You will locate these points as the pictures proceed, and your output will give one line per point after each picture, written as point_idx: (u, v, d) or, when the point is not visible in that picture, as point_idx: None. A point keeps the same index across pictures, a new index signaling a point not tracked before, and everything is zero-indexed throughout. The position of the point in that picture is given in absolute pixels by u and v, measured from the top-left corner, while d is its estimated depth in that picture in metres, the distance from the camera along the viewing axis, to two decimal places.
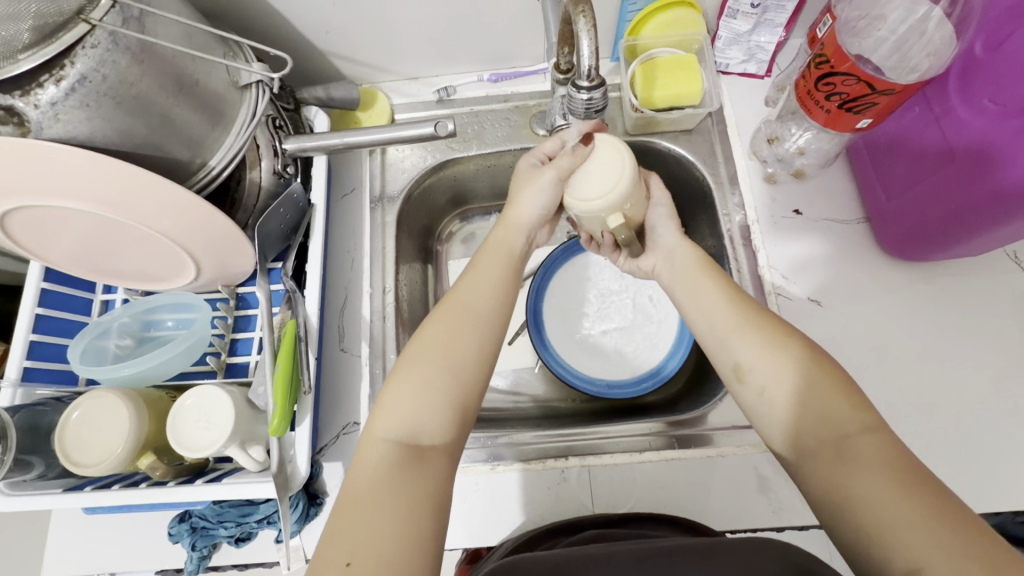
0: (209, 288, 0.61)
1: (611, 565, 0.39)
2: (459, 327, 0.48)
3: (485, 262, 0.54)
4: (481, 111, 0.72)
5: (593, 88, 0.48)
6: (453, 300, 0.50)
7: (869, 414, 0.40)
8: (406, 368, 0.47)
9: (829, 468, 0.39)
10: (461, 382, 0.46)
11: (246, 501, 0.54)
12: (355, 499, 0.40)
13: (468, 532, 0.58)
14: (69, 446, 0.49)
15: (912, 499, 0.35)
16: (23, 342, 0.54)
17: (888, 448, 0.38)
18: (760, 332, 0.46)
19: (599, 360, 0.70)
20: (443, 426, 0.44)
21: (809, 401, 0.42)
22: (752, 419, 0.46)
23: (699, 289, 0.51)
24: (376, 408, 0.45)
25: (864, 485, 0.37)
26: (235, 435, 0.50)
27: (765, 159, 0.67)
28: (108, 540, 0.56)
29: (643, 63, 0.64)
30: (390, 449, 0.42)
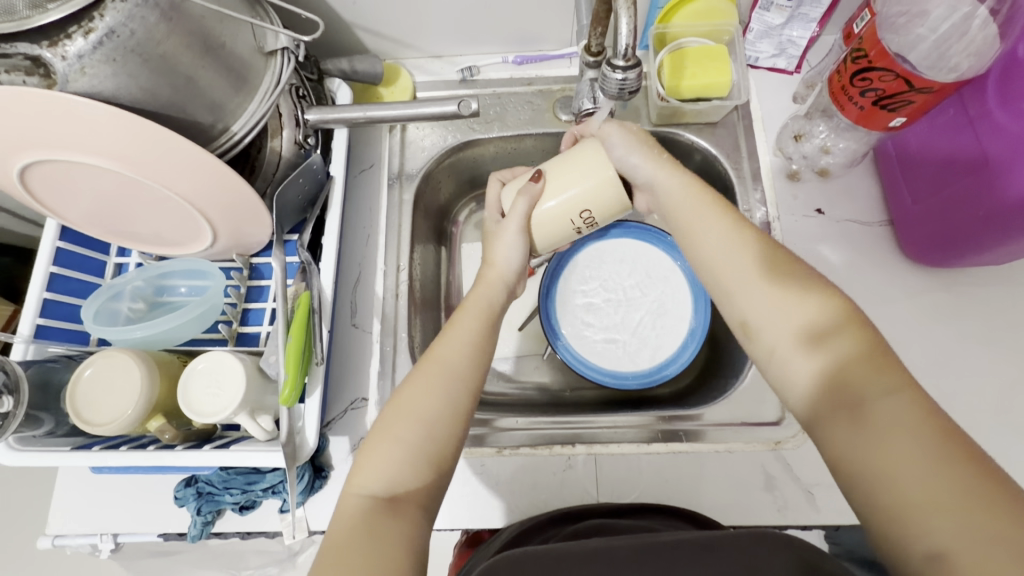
0: (224, 256, 0.61)
1: (612, 561, 0.39)
2: (434, 380, 0.48)
3: (463, 317, 0.54)
4: (504, 93, 0.71)
5: (629, 68, 0.47)
6: (433, 357, 0.50)
7: (900, 377, 0.39)
8: (381, 425, 0.47)
9: (842, 426, 0.39)
10: (437, 438, 0.46)
11: (252, 469, 0.54)
12: (329, 549, 0.39)
13: (471, 514, 0.58)
14: (81, 404, 0.49)
15: (935, 462, 0.34)
16: (36, 300, 0.55)
17: (914, 415, 0.36)
18: (782, 289, 0.45)
19: (620, 348, 0.70)
20: (416, 476, 0.44)
21: (831, 361, 0.41)
22: (773, 377, 0.46)
23: (701, 244, 0.51)
24: (354, 467, 0.45)
25: (886, 456, 0.36)
26: (244, 404, 0.51)
27: (790, 156, 0.66)
28: (112, 502, 0.57)
29: (672, 52, 0.63)
30: (364, 505, 0.42)
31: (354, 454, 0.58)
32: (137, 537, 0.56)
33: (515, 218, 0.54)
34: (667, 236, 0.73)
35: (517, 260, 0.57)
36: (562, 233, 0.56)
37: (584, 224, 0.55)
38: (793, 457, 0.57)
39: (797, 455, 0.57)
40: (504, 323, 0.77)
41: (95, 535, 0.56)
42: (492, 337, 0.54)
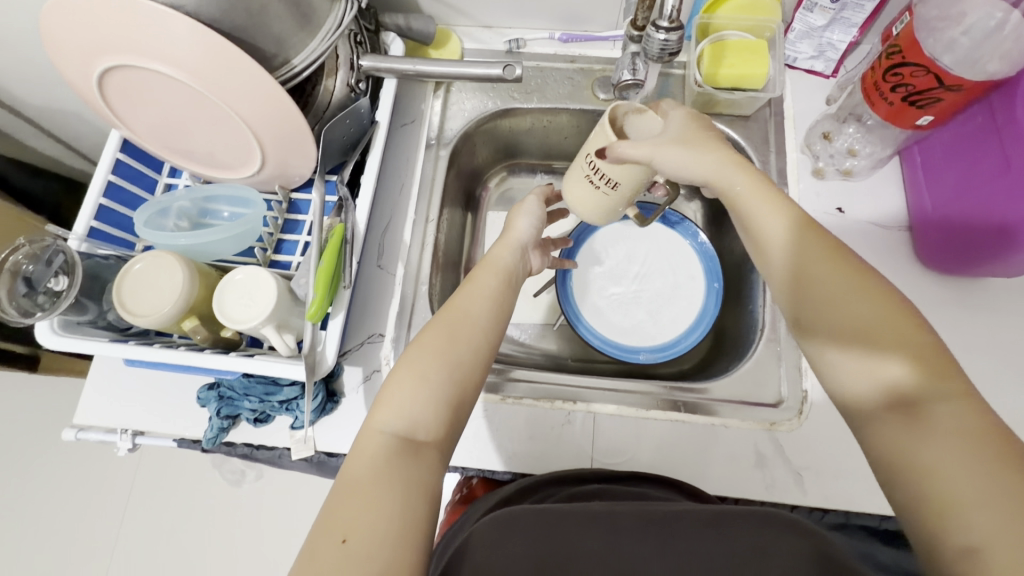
0: (267, 187, 0.65)
1: (618, 524, 0.43)
2: (462, 331, 0.50)
3: (483, 273, 0.56)
4: (547, 67, 0.74)
5: (671, 30, 0.50)
6: (454, 307, 0.52)
7: (955, 383, 0.40)
8: (405, 365, 0.48)
9: (893, 425, 0.41)
10: (456, 381, 0.48)
11: (272, 380, 0.57)
12: (348, 487, 0.41)
13: (469, 454, 0.60)
14: (125, 295, 0.52)
15: (990, 468, 0.36)
16: (92, 203, 0.59)
17: (968, 421, 0.38)
18: (839, 282, 0.46)
19: (627, 322, 0.72)
20: (439, 425, 0.46)
21: (885, 360, 0.42)
22: (822, 370, 0.47)
23: (761, 232, 0.51)
24: (376, 405, 0.46)
25: (934, 459, 0.38)
26: (272, 317, 0.54)
27: (817, 154, 0.68)
28: (134, 403, 0.60)
29: (713, 42, 0.66)
30: (388, 443, 0.44)
31: (365, 384, 0.61)
32: (155, 439, 0.60)
33: (534, 198, 0.65)
34: (686, 221, 0.75)
35: (530, 228, 0.62)
36: (584, 191, 0.55)
37: (602, 184, 0.53)
38: (786, 440, 0.59)
39: (791, 437, 0.59)
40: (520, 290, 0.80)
41: (116, 433, 0.60)
42: (507, 297, 0.56)
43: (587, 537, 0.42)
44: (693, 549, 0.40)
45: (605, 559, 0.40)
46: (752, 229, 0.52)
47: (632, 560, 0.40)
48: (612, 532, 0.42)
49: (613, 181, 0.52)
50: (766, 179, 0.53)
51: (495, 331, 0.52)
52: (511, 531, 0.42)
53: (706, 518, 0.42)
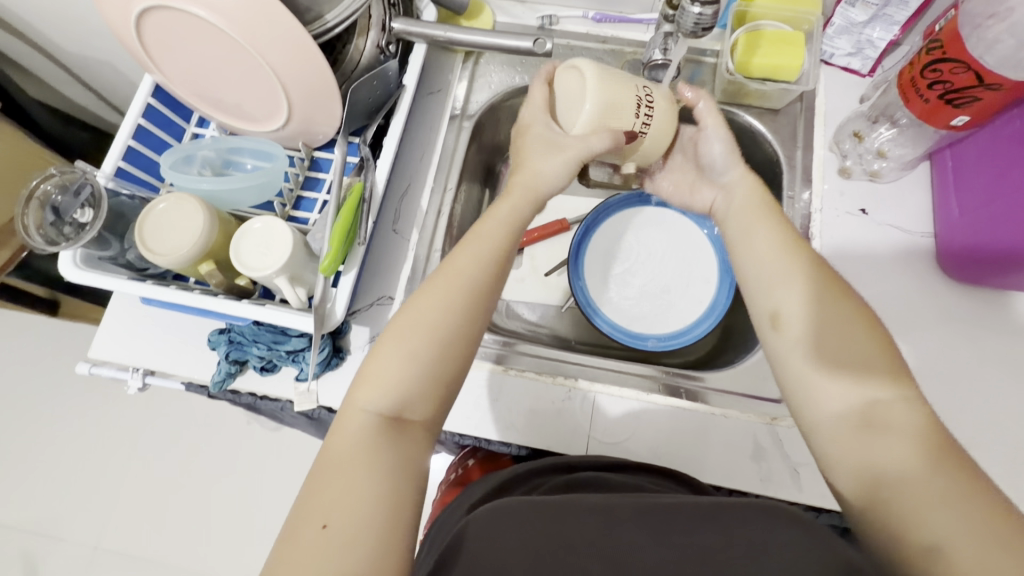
0: (291, 143, 0.66)
1: (612, 516, 0.42)
2: (445, 295, 0.48)
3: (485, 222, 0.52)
4: (577, 47, 0.74)
5: (707, 3, 0.49)
6: (443, 270, 0.49)
7: (913, 392, 0.41)
8: (389, 337, 0.47)
9: (854, 437, 0.40)
10: (445, 361, 0.46)
11: (281, 330, 0.58)
12: (329, 465, 0.42)
13: (468, 421, 0.61)
14: (147, 235, 0.53)
15: (944, 469, 0.36)
16: (121, 145, 0.60)
17: (922, 424, 0.39)
18: (808, 284, 0.46)
19: (639, 311, 0.72)
20: (426, 406, 0.46)
21: (847, 365, 0.42)
22: (780, 377, 0.46)
23: (748, 235, 0.51)
24: (360, 380, 0.46)
25: (894, 462, 0.38)
26: (286, 268, 0.55)
27: (845, 153, 0.66)
28: (147, 343, 0.62)
29: (748, 31, 0.65)
30: (370, 421, 0.44)
31: (370, 344, 0.62)
32: (163, 380, 0.63)
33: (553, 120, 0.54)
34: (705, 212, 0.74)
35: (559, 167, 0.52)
36: (621, 93, 0.51)
37: (643, 115, 0.53)
38: (786, 435, 0.58)
39: (792, 433, 0.58)
40: (532, 269, 0.80)
41: (128, 371, 0.62)
42: (506, 257, 0.51)
43: (584, 525, 0.41)
44: (692, 539, 0.39)
45: (603, 550, 0.39)
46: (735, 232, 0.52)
47: (631, 553, 0.39)
48: (607, 524, 0.42)
49: (649, 123, 0.53)
50: (761, 183, 0.54)
51: (489, 290, 0.49)
52: (503, 519, 0.42)
53: (704, 507, 0.42)
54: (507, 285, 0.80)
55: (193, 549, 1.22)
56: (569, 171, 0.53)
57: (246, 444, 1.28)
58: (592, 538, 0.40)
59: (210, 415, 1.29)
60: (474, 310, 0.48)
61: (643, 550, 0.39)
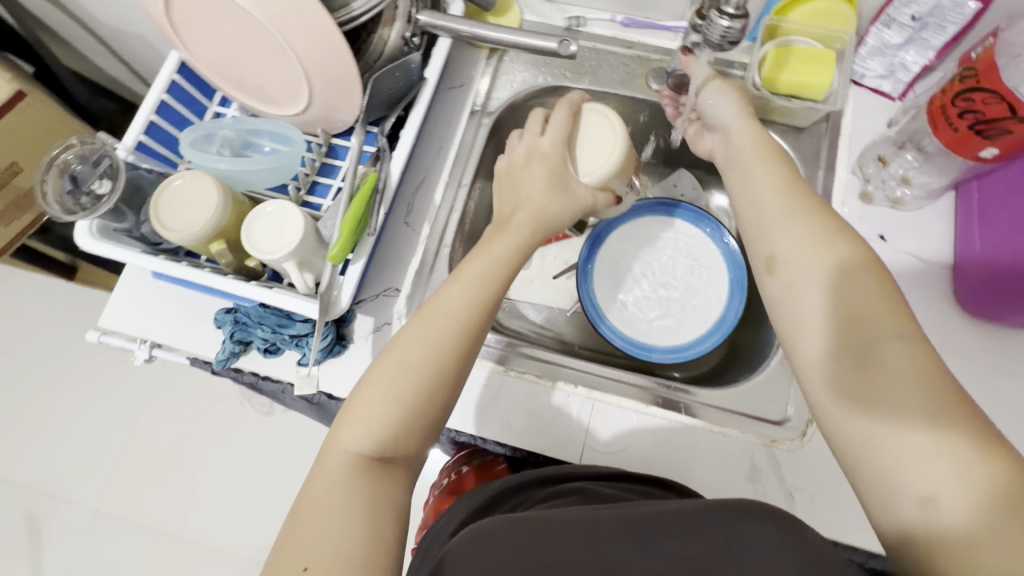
0: (310, 128, 0.66)
1: (597, 531, 0.42)
2: (460, 280, 0.52)
3: (516, 221, 0.56)
4: (603, 50, 0.73)
5: (736, 18, 0.49)
6: (430, 310, 0.51)
7: (907, 327, 0.43)
8: (374, 379, 0.48)
9: (844, 368, 0.44)
10: (426, 402, 0.48)
11: (286, 315, 0.58)
12: (310, 505, 0.44)
13: (465, 418, 0.61)
14: (163, 212, 0.54)
15: (931, 398, 0.40)
16: (144, 120, 0.61)
17: (915, 358, 0.42)
18: (810, 228, 0.49)
19: (646, 322, 0.71)
20: (409, 446, 0.48)
21: (847, 304, 0.45)
22: (780, 317, 0.50)
23: (755, 186, 0.55)
24: (341, 422, 0.47)
25: (885, 390, 0.41)
26: (295, 253, 0.55)
27: (868, 177, 0.65)
28: (156, 317, 0.63)
29: (778, 46, 0.64)
30: (350, 463, 0.45)
31: (374, 335, 0.62)
32: (170, 354, 0.64)
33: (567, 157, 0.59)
34: (721, 227, 0.73)
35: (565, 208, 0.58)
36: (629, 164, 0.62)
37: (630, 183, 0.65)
38: (784, 459, 0.57)
39: (789, 457, 0.57)
40: (540, 271, 0.80)
41: (136, 342, 0.63)
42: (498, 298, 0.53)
43: (572, 543, 0.42)
44: (679, 551, 0.39)
45: (588, 566, 0.40)
46: (746, 178, 0.56)
47: (615, 564, 0.40)
48: (592, 541, 0.42)
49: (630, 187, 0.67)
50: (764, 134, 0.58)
51: (474, 337, 0.51)
52: (492, 539, 0.43)
53: (697, 510, 0.42)
54: (516, 285, 0.79)
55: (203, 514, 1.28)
56: (569, 208, 0.58)
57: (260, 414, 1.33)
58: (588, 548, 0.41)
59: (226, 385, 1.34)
60: (456, 351, 0.49)
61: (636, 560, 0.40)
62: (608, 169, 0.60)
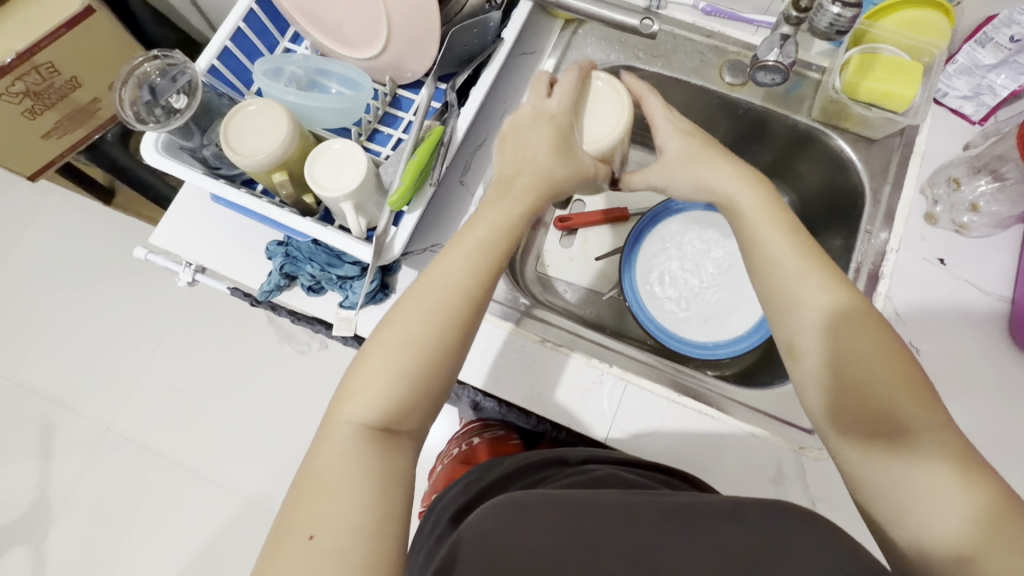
0: (379, 75, 0.66)
1: (634, 514, 0.44)
2: (452, 251, 0.50)
3: (522, 182, 0.52)
4: (681, 36, 0.71)
5: None
6: (432, 279, 0.49)
7: (935, 410, 0.42)
8: (378, 348, 0.47)
9: (879, 451, 0.42)
10: (431, 378, 0.47)
11: (336, 255, 0.60)
12: (313, 476, 0.42)
13: (497, 381, 0.62)
14: (232, 134, 0.54)
15: (970, 489, 0.38)
16: (218, 45, 0.61)
17: (951, 446, 0.40)
18: (834, 303, 0.46)
19: (685, 316, 0.71)
20: (414, 419, 0.46)
21: (878, 387, 0.43)
22: (804, 390, 0.48)
23: (763, 253, 0.50)
24: (343, 393, 0.46)
25: (921, 480, 0.39)
26: (354, 194, 0.55)
27: (936, 198, 0.63)
28: (205, 241, 0.63)
29: (864, 52, 0.62)
30: (355, 432, 0.44)
31: None
32: (212, 281, 0.67)
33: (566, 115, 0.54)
34: None
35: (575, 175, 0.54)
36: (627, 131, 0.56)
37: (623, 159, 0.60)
38: (812, 467, 0.57)
39: (817, 466, 0.57)
40: (583, 252, 0.80)
41: (181, 264, 0.65)
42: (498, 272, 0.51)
43: (550, 534, 0.42)
44: (718, 538, 0.40)
45: (620, 548, 0.41)
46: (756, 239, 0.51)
47: (648, 551, 0.41)
48: (628, 524, 0.43)
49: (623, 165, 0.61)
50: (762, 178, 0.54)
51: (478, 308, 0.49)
52: (516, 512, 0.45)
53: (728, 506, 0.43)
54: (555, 262, 0.79)
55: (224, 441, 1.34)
56: (575, 174, 0.54)
57: (289, 355, 1.38)
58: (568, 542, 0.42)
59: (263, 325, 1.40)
60: (461, 320, 0.48)
61: (662, 550, 0.40)
62: (615, 140, 0.56)
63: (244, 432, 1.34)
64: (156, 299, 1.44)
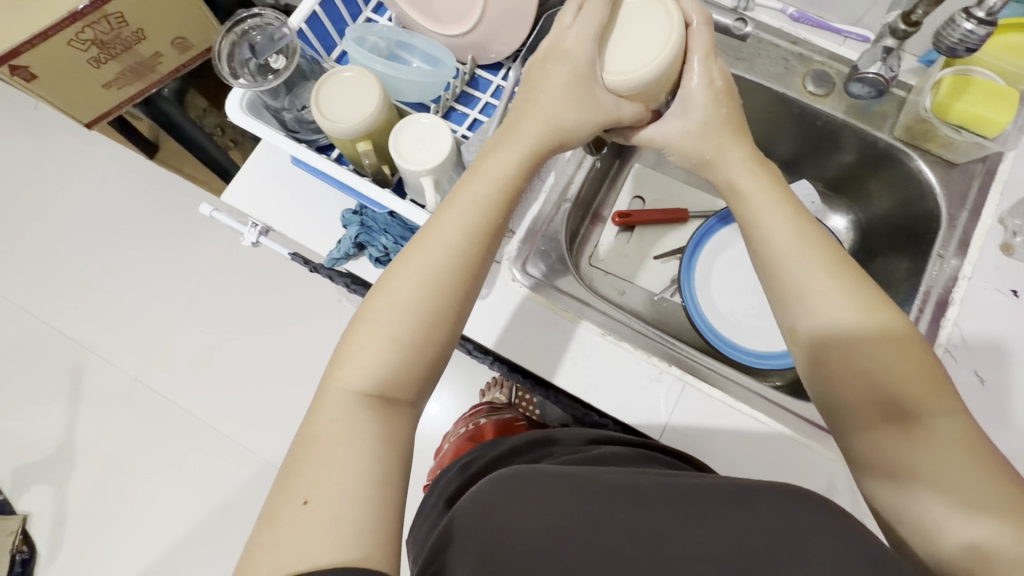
0: (462, 54, 0.66)
1: (639, 495, 0.43)
2: (449, 208, 0.48)
3: (523, 129, 0.49)
4: (766, 41, 0.71)
5: (982, 24, 0.50)
6: (433, 235, 0.47)
7: (948, 395, 0.42)
8: (376, 312, 0.45)
9: (889, 436, 0.42)
10: (431, 339, 0.45)
11: (411, 229, 0.61)
12: (307, 442, 0.41)
13: (555, 369, 0.62)
14: (322, 99, 0.54)
15: (979, 472, 0.39)
16: (306, 10, 0.61)
17: (961, 430, 0.40)
18: (843, 290, 0.45)
19: (738, 319, 0.71)
20: (410, 386, 0.45)
21: (887, 376, 0.42)
22: (807, 376, 0.47)
23: (764, 239, 0.48)
24: (336, 361, 0.44)
25: (931, 465, 0.40)
26: (437, 170, 0.55)
27: (1012, 228, 0.62)
28: (277, 203, 0.64)
29: (959, 74, 0.61)
30: (352, 401, 0.42)
31: None
32: (275, 244, 0.67)
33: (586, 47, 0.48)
34: None
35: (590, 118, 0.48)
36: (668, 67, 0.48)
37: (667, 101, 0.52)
38: None
39: None
40: (638, 252, 0.80)
41: (247, 223, 0.66)
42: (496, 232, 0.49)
43: (548, 511, 0.41)
44: (732, 523, 0.39)
45: (628, 531, 0.40)
46: (760, 221, 0.49)
47: (658, 532, 0.40)
48: (634, 507, 0.42)
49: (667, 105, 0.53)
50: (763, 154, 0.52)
51: (478, 267, 0.48)
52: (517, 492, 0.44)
53: (734, 491, 0.42)
54: (610, 258, 0.80)
55: (246, 404, 1.36)
56: (589, 117, 0.49)
57: (317, 325, 1.39)
58: (553, 522, 0.41)
59: (295, 293, 1.40)
60: (461, 283, 0.46)
61: (675, 538, 0.39)
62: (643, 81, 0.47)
63: (267, 397, 1.36)
64: (192, 258, 1.45)
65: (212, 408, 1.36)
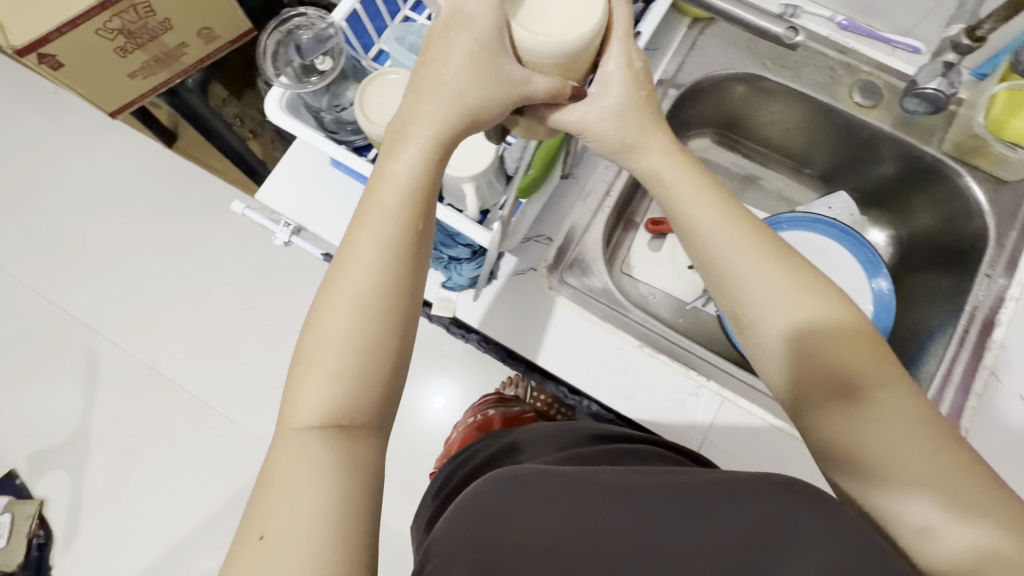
0: None
1: (635, 494, 0.40)
2: (376, 189, 0.44)
3: (422, 104, 0.44)
4: (812, 49, 0.70)
5: None
6: (365, 217, 0.43)
7: (890, 367, 0.42)
8: (318, 332, 0.42)
9: (842, 416, 0.41)
10: (380, 330, 0.42)
11: (449, 235, 0.59)
12: (266, 483, 0.39)
13: (592, 378, 0.61)
14: (366, 101, 0.53)
15: (931, 441, 0.39)
16: (346, 8, 0.59)
17: (909, 402, 0.40)
18: (780, 272, 0.45)
19: None
20: (366, 402, 0.42)
21: (834, 356, 0.42)
22: (757, 364, 0.47)
23: (695, 228, 0.48)
24: (286, 404, 0.42)
25: (885, 442, 0.39)
26: (481, 176, 0.53)
27: None
28: (313, 203, 0.63)
29: (1011, 89, 0.59)
30: (305, 439, 0.40)
31: (518, 276, 0.64)
32: (306, 243, 0.67)
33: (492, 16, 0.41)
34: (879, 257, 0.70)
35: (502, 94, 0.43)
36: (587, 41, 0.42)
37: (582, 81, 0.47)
38: None
39: None
40: (671, 259, 0.79)
41: (278, 223, 0.66)
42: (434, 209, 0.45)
43: (534, 516, 0.39)
44: (734, 521, 0.36)
45: (620, 532, 0.37)
46: (689, 214, 0.48)
47: (660, 534, 0.37)
48: (626, 504, 0.39)
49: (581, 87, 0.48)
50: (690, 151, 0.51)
51: (413, 259, 0.44)
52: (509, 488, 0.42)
53: (733, 484, 0.39)
54: (642, 264, 0.79)
55: (260, 397, 1.36)
56: (496, 93, 0.42)
57: None
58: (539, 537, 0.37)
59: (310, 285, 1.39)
60: (400, 279, 0.42)
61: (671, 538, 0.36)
62: (562, 51, 0.41)
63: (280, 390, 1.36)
64: (207, 248, 1.45)
65: (226, 399, 1.36)
